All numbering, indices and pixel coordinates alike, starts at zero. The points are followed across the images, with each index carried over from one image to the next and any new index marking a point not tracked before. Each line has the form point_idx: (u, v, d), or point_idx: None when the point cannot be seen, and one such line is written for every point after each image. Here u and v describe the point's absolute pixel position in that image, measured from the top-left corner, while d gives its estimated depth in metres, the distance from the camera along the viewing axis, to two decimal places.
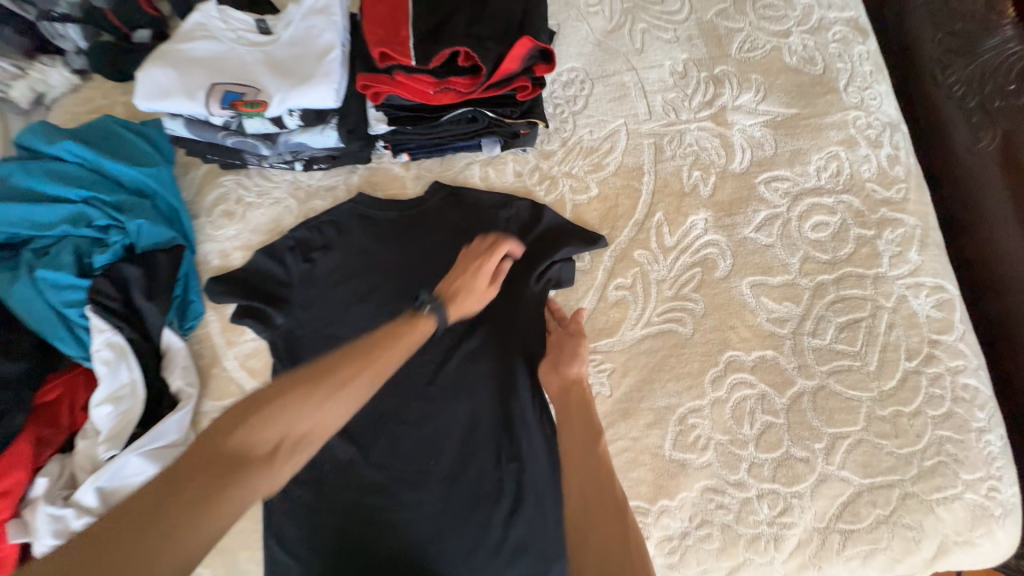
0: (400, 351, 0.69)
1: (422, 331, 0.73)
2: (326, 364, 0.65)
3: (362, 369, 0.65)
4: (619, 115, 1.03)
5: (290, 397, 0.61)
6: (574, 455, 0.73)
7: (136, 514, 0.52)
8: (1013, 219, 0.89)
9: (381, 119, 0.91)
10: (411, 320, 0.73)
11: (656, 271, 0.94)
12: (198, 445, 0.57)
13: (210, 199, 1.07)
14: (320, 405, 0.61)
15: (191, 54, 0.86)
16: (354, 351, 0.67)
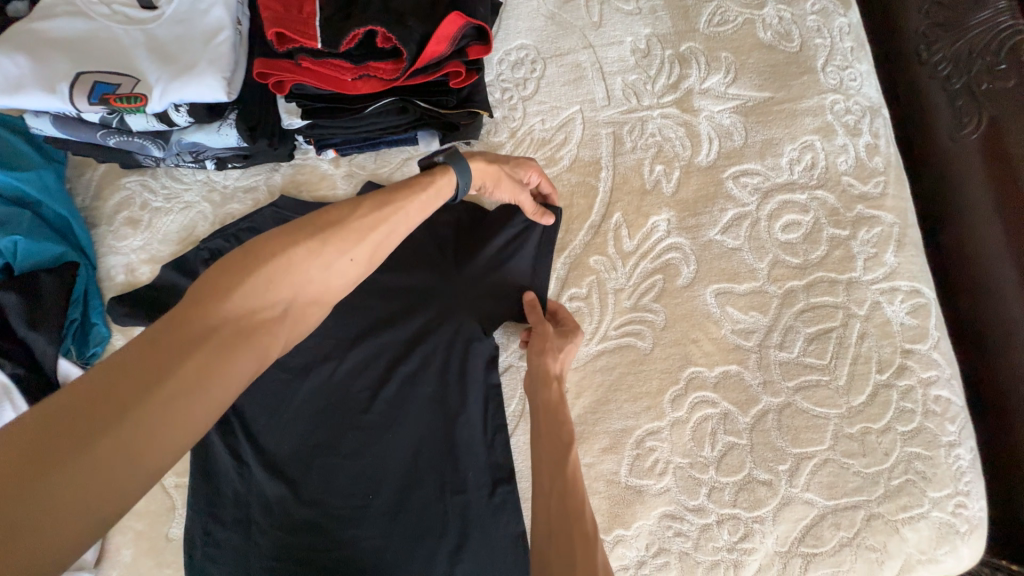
0: (411, 213, 0.66)
1: (440, 185, 0.69)
2: (333, 215, 0.59)
3: (374, 225, 0.61)
4: (574, 100, 0.92)
5: (299, 245, 0.55)
6: (550, 478, 0.66)
7: (138, 364, 0.43)
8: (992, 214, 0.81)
9: (294, 111, 0.78)
10: (413, 185, 0.68)
11: (613, 280, 0.86)
12: (207, 295, 0.49)
13: (111, 204, 0.94)
14: (337, 257, 0.57)
15: (53, 36, 0.71)
16: (357, 205, 0.62)
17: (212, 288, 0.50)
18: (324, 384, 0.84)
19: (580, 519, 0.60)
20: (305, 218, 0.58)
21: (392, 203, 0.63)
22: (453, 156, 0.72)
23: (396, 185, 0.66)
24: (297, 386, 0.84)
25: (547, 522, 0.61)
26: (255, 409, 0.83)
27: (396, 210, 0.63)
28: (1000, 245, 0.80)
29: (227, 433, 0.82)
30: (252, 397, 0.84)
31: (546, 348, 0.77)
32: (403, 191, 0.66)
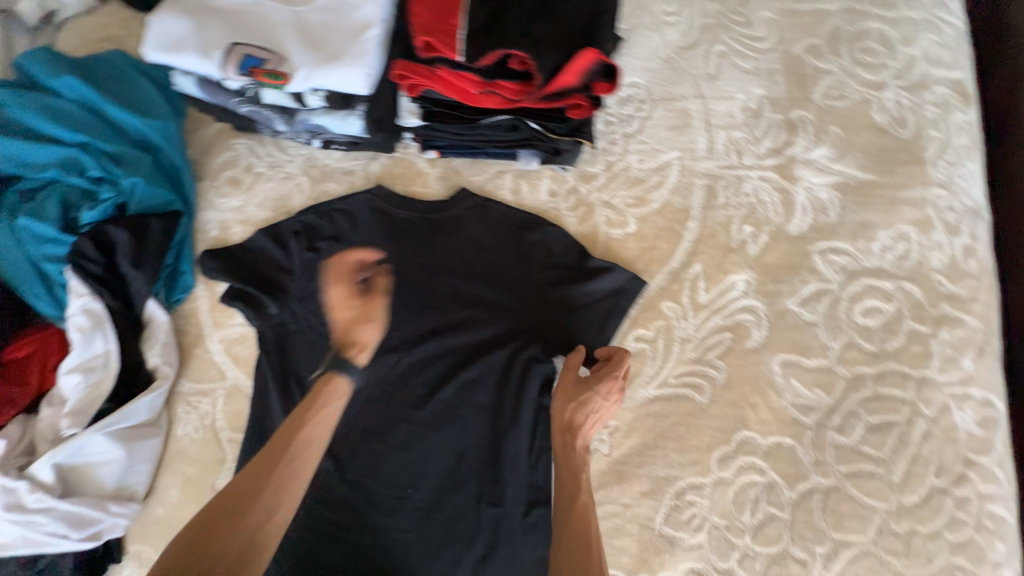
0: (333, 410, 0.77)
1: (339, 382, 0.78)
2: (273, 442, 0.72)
3: (295, 429, 0.73)
4: (675, 146, 0.93)
5: (250, 488, 0.68)
6: (569, 526, 0.69)
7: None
8: None
9: (414, 111, 0.81)
10: (324, 386, 0.77)
11: (682, 328, 0.87)
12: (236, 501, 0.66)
13: (218, 161, 0.99)
14: (292, 465, 0.71)
15: (215, 5, 0.76)
16: (292, 417, 0.75)
17: (236, 502, 0.66)
18: (386, 373, 0.86)
19: (597, 575, 0.64)
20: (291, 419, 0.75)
21: (309, 411, 0.75)
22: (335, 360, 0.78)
23: (307, 404, 0.75)
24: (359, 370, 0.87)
25: (565, 573, 0.65)
26: (317, 384, 0.86)
27: (320, 409, 0.76)
28: None
29: (288, 400, 0.85)
30: (316, 371, 0.87)
31: (569, 394, 0.78)
32: (319, 395, 0.77)
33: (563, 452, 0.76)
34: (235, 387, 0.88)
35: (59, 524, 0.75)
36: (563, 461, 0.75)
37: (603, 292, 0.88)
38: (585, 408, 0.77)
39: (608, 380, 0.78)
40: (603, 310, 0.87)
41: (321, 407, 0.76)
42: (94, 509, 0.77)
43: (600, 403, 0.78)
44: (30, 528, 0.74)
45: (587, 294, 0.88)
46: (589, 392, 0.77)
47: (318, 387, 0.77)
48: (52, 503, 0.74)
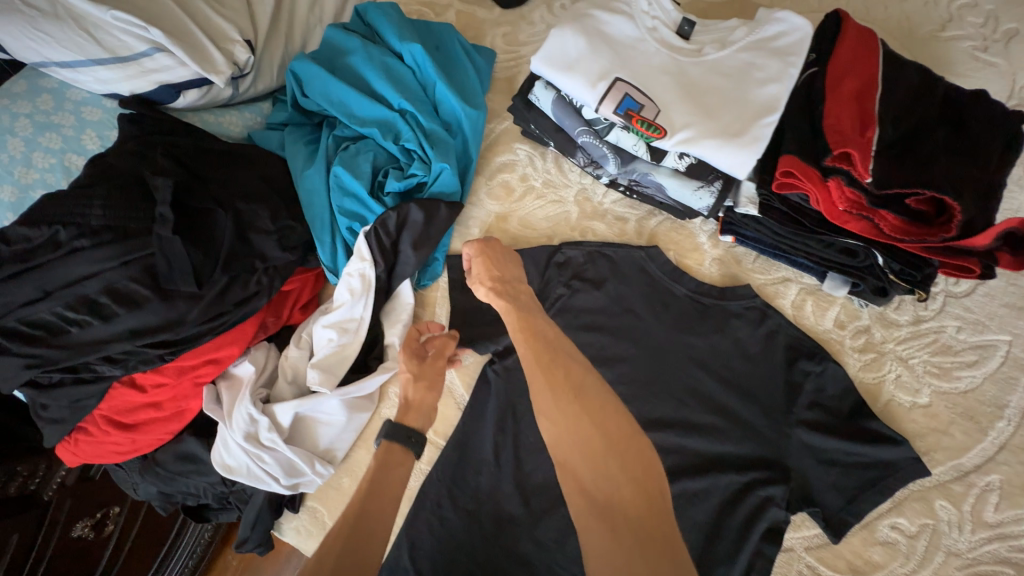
0: (402, 473, 0.71)
1: (404, 452, 0.73)
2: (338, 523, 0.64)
3: (358, 508, 0.65)
4: (1009, 329, 0.79)
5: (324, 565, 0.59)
6: (547, 386, 0.66)
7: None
8: None
9: (753, 200, 0.75)
10: (380, 468, 0.70)
11: (952, 540, 0.74)
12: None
13: (496, 161, 0.97)
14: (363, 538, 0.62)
15: (605, 32, 0.73)
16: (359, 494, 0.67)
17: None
18: None
19: (597, 421, 0.63)
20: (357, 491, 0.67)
21: (374, 474, 0.69)
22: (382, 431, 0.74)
23: (371, 481, 0.67)
24: None
25: (560, 432, 0.64)
26: (532, 424, 0.83)
27: (387, 476, 0.69)
28: None
29: (500, 430, 0.83)
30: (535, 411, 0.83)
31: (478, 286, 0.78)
32: (382, 465, 0.70)
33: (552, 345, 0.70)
34: (449, 391, 0.87)
35: (277, 468, 0.77)
36: (538, 360, 0.68)
37: (871, 459, 0.77)
38: (503, 266, 0.80)
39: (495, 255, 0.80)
40: (866, 480, 0.76)
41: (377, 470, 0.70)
42: (305, 464, 0.78)
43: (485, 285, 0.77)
44: (255, 461, 0.77)
45: (854, 455, 0.77)
46: (494, 252, 0.80)
47: (377, 456, 0.71)
48: (279, 446, 0.77)
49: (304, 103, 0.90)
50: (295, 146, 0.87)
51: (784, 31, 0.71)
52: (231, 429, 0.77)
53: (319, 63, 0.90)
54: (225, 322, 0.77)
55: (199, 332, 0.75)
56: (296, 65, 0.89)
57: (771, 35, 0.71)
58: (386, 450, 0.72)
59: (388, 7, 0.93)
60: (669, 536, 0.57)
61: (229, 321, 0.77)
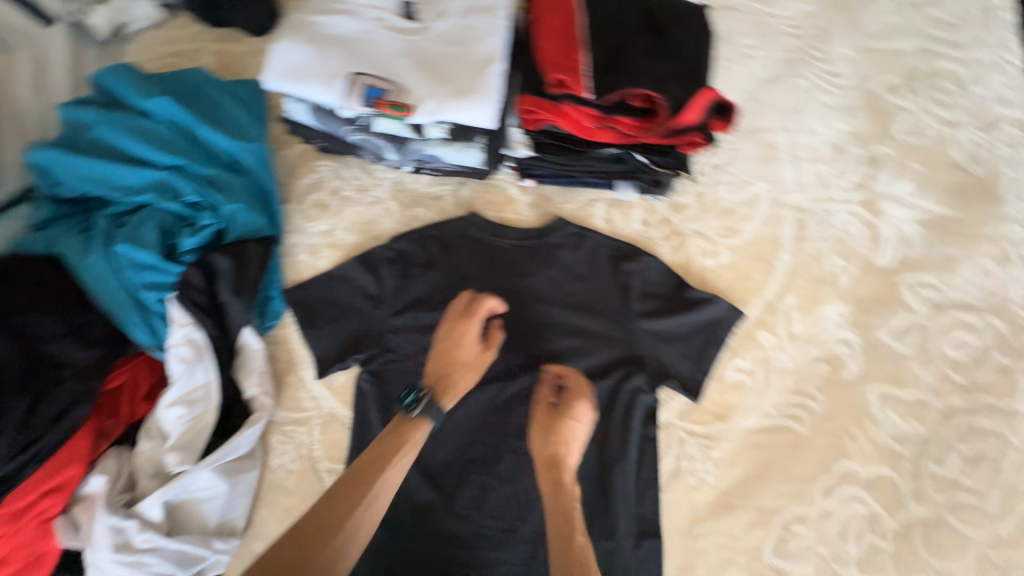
0: (407, 457, 0.76)
1: (417, 436, 0.78)
2: (338, 496, 0.70)
3: (363, 488, 0.71)
4: (764, 179, 0.96)
5: (319, 538, 0.66)
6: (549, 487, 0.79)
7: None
8: None
9: (525, 143, 0.82)
10: (387, 442, 0.76)
11: (779, 359, 0.88)
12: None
13: (303, 184, 0.97)
14: (355, 516, 0.69)
15: (330, 34, 0.76)
16: (355, 471, 0.73)
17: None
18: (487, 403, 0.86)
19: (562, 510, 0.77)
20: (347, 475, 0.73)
21: (389, 454, 0.75)
22: (424, 403, 0.79)
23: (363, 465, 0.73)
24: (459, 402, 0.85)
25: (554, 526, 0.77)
26: None
27: (399, 458, 0.75)
28: None
29: None
30: None
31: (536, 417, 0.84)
32: (395, 437, 0.76)
33: (555, 490, 0.79)
34: (331, 417, 0.86)
35: (167, 564, 0.73)
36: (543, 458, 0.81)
37: (703, 322, 0.89)
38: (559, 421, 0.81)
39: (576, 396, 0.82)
40: (704, 340, 0.88)
41: (402, 437, 0.76)
42: (198, 548, 0.75)
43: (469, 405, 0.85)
44: (138, 568, 0.72)
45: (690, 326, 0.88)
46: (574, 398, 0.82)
47: (394, 424, 0.78)
48: (160, 543, 0.73)
49: (60, 191, 0.83)
50: (64, 238, 0.80)
51: None
52: (98, 548, 0.72)
53: (61, 145, 0.83)
54: (45, 447, 0.69)
55: (15, 470, 0.67)
56: (33, 155, 0.81)
57: None
58: (415, 424, 0.78)
59: (121, 68, 0.88)
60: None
61: (50, 445, 0.70)
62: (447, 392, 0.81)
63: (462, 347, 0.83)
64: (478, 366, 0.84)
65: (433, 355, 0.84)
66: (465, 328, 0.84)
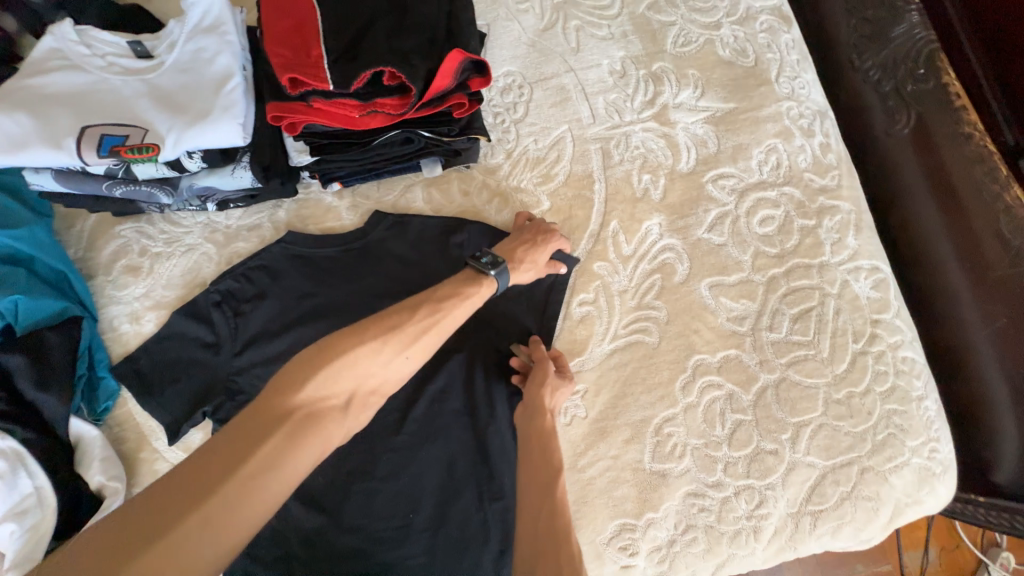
0: (471, 305, 0.75)
1: (483, 292, 0.76)
2: (402, 320, 0.68)
3: (426, 325, 0.69)
4: (562, 120, 0.99)
5: (374, 360, 0.64)
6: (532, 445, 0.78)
7: (235, 448, 0.54)
8: (919, 181, 1.01)
9: (303, 150, 0.81)
10: (459, 286, 0.75)
11: (617, 282, 0.92)
12: (302, 383, 0.60)
13: (105, 254, 0.91)
14: (412, 348, 0.68)
15: (50, 93, 0.72)
16: (419, 306, 0.70)
17: (294, 394, 0.59)
18: None
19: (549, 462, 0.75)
20: (411, 300, 0.71)
21: (458, 291, 0.74)
22: (501, 266, 0.78)
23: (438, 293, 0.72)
24: None
25: (529, 479, 0.74)
26: None
27: (468, 296, 0.74)
28: (930, 206, 0.99)
29: None
30: None
31: (548, 381, 0.81)
32: (469, 282, 0.76)
33: (541, 436, 0.78)
34: None
35: None
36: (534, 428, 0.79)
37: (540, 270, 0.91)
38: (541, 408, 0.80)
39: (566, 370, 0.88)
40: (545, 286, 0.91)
41: (471, 292, 0.75)
42: None
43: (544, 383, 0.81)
44: None
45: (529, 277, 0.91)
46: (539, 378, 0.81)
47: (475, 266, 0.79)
48: None
49: None
50: None
51: (205, 9, 0.76)
52: None
53: None
54: None
55: None
56: None
57: (198, 18, 0.76)
58: (492, 278, 0.77)
59: None
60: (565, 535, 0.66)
61: None
62: (516, 268, 0.81)
63: (542, 251, 0.84)
64: (532, 256, 0.84)
65: (510, 238, 0.85)
66: (554, 238, 0.86)
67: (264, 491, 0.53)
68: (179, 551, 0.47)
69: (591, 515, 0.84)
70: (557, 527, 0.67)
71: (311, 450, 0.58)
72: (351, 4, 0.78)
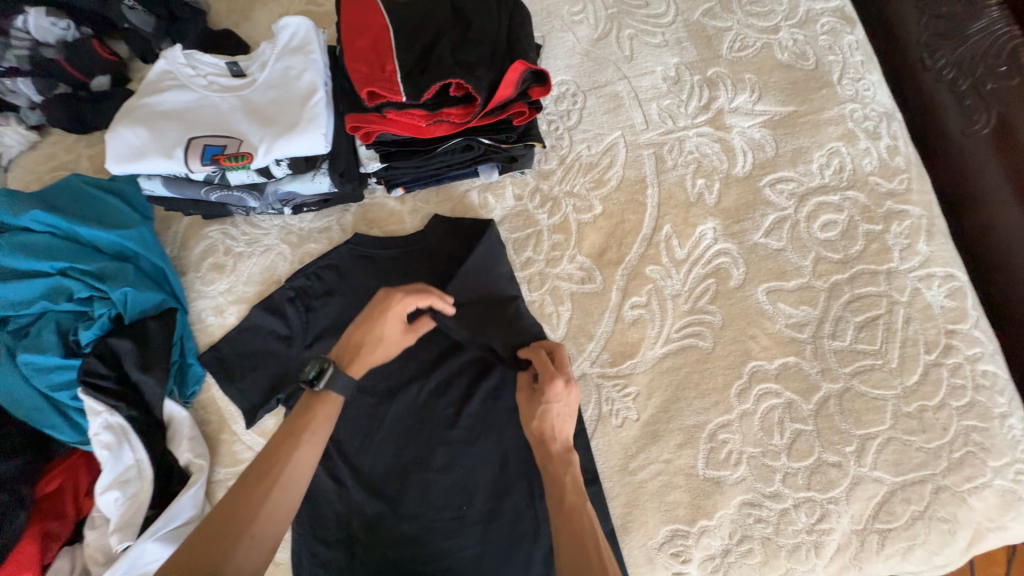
0: (315, 442, 0.70)
1: (324, 412, 0.72)
2: (240, 500, 0.63)
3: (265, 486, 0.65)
4: (615, 127, 1.01)
5: (219, 554, 0.59)
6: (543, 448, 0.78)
7: None
8: (1003, 183, 0.95)
9: (373, 157, 0.88)
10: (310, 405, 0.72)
11: (670, 286, 0.93)
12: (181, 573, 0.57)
13: (196, 252, 1.01)
14: (259, 516, 0.63)
15: (163, 109, 0.81)
16: (250, 478, 0.65)
17: None
18: (411, 404, 0.89)
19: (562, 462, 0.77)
20: (275, 441, 0.69)
21: (306, 418, 0.71)
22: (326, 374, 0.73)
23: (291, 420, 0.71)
24: (385, 411, 0.89)
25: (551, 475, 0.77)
26: (349, 433, 0.89)
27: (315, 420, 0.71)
28: (1013, 211, 0.93)
29: (327, 460, 0.88)
30: (346, 422, 0.89)
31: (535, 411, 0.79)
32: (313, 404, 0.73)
33: (546, 444, 0.78)
34: None
35: None
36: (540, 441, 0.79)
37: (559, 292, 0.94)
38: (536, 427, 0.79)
39: (563, 355, 0.82)
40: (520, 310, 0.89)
41: (310, 415, 0.71)
42: None
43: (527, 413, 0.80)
44: None
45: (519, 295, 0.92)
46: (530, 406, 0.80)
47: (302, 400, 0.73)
48: None
49: None
50: None
51: (293, 32, 0.84)
52: None
53: None
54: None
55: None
56: None
57: (287, 39, 0.84)
58: (326, 398, 0.73)
59: None
60: (590, 535, 0.69)
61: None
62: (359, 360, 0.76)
63: (383, 325, 0.77)
64: (380, 343, 0.78)
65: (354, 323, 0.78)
66: (397, 303, 0.78)
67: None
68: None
69: (643, 519, 0.84)
70: (582, 526, 0.70)
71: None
72: (421, 23, 0.84)
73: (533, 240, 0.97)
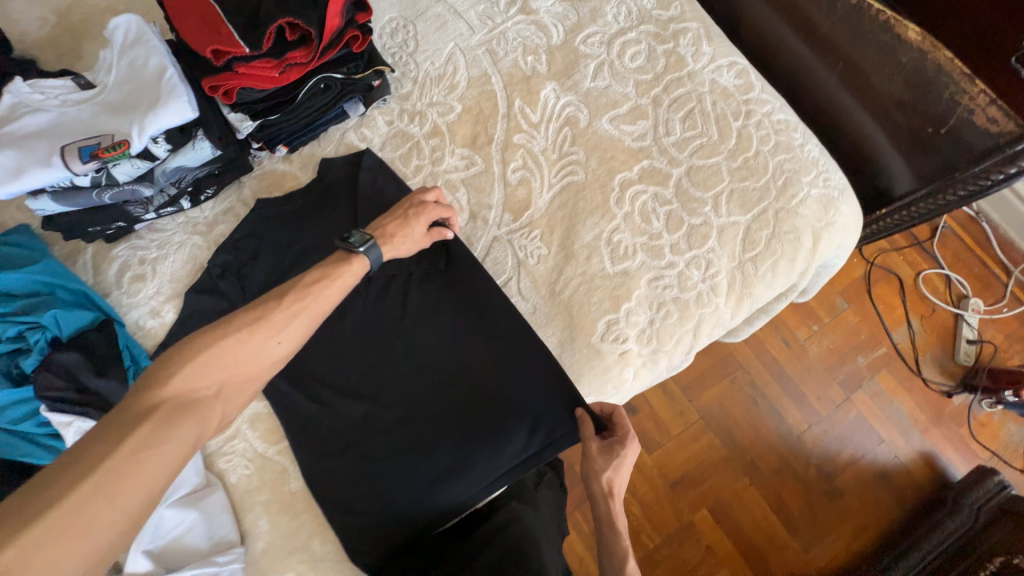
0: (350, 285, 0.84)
1: (356, 268, 0.87)
2: (252, 321, 0.74)
3: (295, 310, 0.77)
4: (447, 40, 1.17)
5: (223, 357, 0.69)
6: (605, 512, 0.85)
7: (115, 433, 0.58)
8: None
9: (243, 118, 0.98)
10: (337, 264, 0.86)
11: (537, 145, 1.10)
12: (188, 369, 0.66)
13: (113, 273, 1.05)
14: (281, 333, 0.75)
15: (27, 132, 0.87)
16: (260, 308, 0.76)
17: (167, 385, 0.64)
18: (361, 314, 1.01)
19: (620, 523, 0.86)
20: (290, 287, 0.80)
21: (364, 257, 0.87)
22: (367, 243, 0.88)
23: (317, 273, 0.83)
24: (342, 330, 1.00)
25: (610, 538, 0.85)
26: (317, 360, 1.00)
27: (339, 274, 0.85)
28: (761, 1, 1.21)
29: (308, 390, 0.98)
30: (313, 355, 1.00)
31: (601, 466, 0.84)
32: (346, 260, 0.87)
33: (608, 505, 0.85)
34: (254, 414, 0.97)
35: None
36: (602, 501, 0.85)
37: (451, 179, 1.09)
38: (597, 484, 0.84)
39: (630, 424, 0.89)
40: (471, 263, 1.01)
41: (342, 269, 0.85)
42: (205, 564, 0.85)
43: (599, 465, 0.84)
44: None
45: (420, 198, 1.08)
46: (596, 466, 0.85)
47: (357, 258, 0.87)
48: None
49: None
50: None
51: (125, 30, 0.91)
52: None
53: None
54: None
55: None
56: None
57: (122, 38, 0.91)
58: (363, 258, 0.87)
59: None
60: None
61: None
62: (388, 242, 0.91)
63: (414, 223, 0.95)
64: (403, 229, 0.94)
65: (389, 215, 0.94)
66: (430, 210, 0.96)
67: (131, 483, 0.56)
68: (68, 529, 0.52)
69: (582, 323, 1.00)
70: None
71: (181, 441, 0.62)
72: None
73: (414, 150, 1.11)
